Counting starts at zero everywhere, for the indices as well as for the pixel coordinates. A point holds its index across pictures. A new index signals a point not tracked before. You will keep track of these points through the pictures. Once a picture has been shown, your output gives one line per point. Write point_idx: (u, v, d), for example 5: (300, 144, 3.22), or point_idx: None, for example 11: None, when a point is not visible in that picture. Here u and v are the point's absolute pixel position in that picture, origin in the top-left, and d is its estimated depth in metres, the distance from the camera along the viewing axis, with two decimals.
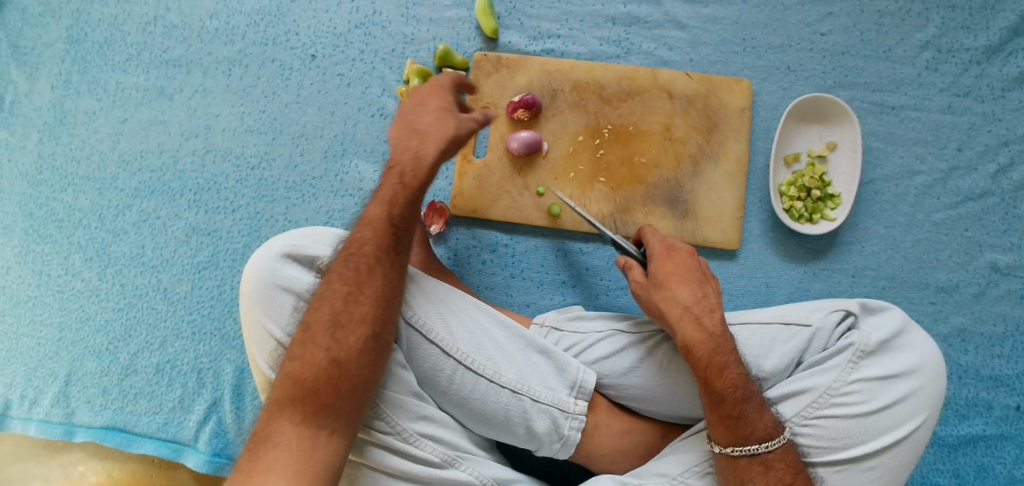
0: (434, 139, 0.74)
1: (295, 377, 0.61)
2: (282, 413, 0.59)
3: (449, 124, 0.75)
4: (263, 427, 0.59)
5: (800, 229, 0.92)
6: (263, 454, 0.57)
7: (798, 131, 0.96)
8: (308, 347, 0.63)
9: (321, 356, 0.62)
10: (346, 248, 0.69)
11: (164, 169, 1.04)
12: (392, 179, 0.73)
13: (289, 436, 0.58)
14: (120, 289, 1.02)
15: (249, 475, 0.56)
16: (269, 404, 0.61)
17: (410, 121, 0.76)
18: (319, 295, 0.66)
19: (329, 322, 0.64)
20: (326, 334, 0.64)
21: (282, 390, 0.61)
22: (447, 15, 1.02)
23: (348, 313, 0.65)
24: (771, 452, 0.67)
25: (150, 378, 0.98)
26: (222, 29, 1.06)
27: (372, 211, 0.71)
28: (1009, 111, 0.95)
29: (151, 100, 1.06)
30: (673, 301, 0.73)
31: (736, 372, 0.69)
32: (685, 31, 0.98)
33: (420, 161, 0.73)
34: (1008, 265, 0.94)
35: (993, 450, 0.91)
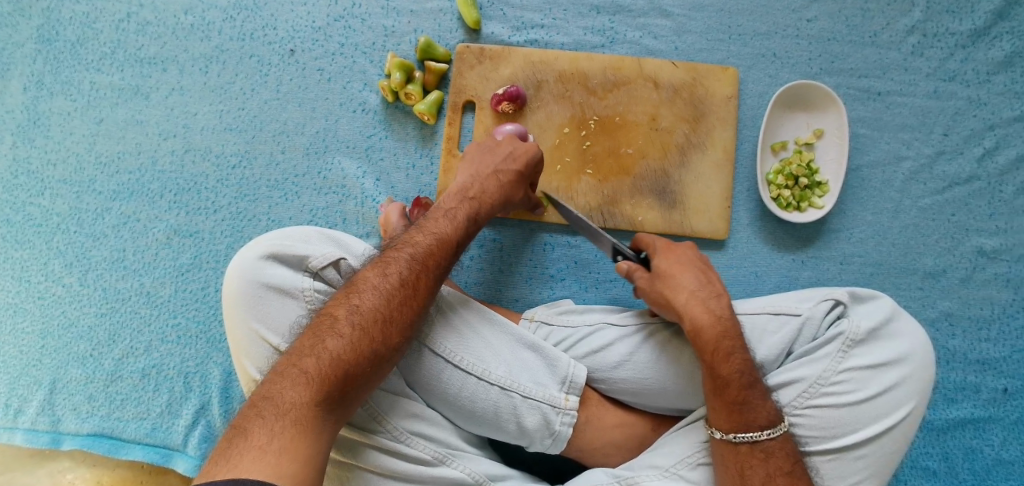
0: (498, 202, 0.79)
1: (332, 357, 0.59)
2: (310, 388, 0.56)
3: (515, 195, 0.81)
4: (283, 397, 0.56)
5: (788, 217, 0.91)
6: (282, 426, 0.53)
7: (784, 118, 0.95)
8: (353, 330, 0.61)
9: (362, 346, 0.60)
10: (410, 245, 0.69)
11: (142, 170, 1.02)
12: (467, 208, 0.76)
13: (313, 417, 0.55)
14: (102, 294, 1.00)
15: (264, 448, 0.52)
16: (295, 373, 0.57)
17: (493, 164, 0.81)
18: (375, 283, 0.65)
19: (376, 312, 0.63)
20: (371, 323, 0.62)
21: (312, 365, 0.58)
22: (427, 6, 1.00)
23: (396, 311, 0.64)
24: (772, 439, 0.67)
25: (137, 383, 0.97)
26: (198, 25, 1.04)
27: (441, 225, 0.73)
28: (994, 95, 0.95)
29: (127, 99, 1.03)
30: (679, 288, 0.73)
31: (741, 357, 0.69)
32: (670, 19, 0.97)
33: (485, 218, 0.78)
34: (994, 249, 0.94)
35: (981, 433, 0.92)
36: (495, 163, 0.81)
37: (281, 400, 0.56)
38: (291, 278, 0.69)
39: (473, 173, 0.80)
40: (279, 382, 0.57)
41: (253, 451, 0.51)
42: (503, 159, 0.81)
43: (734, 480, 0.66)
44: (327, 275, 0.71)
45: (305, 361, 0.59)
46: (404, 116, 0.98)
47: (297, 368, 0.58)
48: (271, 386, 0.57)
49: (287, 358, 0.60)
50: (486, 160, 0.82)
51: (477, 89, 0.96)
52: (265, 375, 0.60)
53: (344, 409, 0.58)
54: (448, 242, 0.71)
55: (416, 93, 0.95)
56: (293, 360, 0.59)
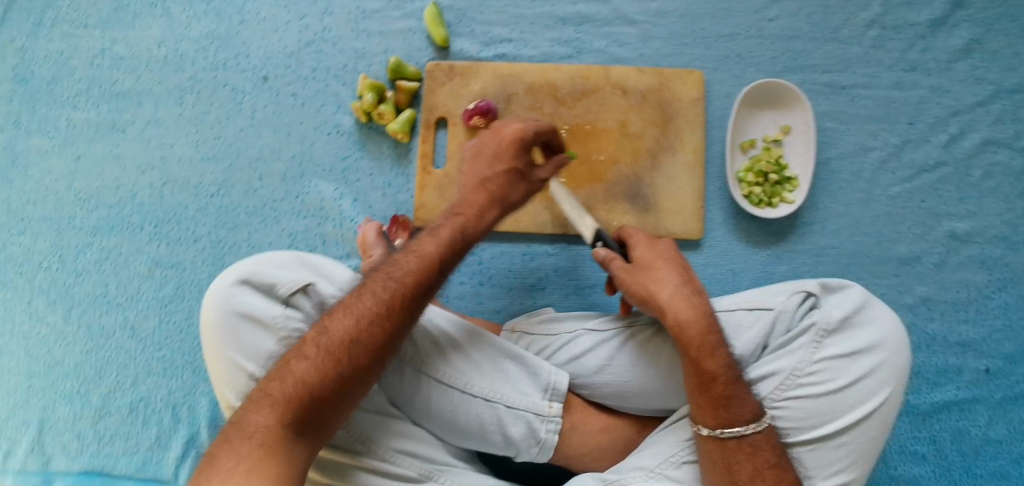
0: (495, 204, 0.75)
1: (297, 381, 0.60)
2: (274, 411, 0.58)
3: (518, 190, 0.76)
4: (251, 420, 0.58)
5: (761, 214, 0.93)
6: (246, 448, 0.55)
7: (752, 117, 0.96)
8: (320, 353, 0.61)
9: (330, 366, 0.60)
10: (390, 267, 0.68)
11: (121, 204, 1.03)
12: (452, 223, 0.73)
13: (277, 439, 0.56)
14: (87, 331, 1.00)
15: (231, 471, 0.54)
16: (262, 396, 0.59)
17: (480, 172, 0.76)
18: (348, 305, 0.65)
19: (346, 332, 0.62)
20: (339, 342, 0.62)
21: (281, 387, 0.59)
22: (397, 27, 1.01)
23: (368, 330, 0.63)
24: (758, 433, 0.68)
25: (125, 418, 0.97)
26: (171, 57, 1.05)
27: (429, 245, 0.71)
28: (956, 83, 0.97)
29: (104, 134, 1.05)
30: (663, 284, 0.72)
31: (725, 352, 0.69)
32: (635, 26, 0.99)
33: (480, 223, 0.75)
34: (966, 233, 0.95)
35: (966, 414, 0.93)
36: (483, 169, 0.77)
37: (250, 423, 0.58)
38: (263, 305, 0.70)
39: (462, 188, 0.78)
40: (249, 406, 0.59)
41: (220, 473, 0.54)
42: (489, 162, 0.76)
43: (720, 475, 0.68)
44: (297, 300, 0.72)
45: (273, 385, 0.60)
46: (378, 135, 1.00)
47: (266, 392, 0.60)
48: (243, 411, 0.59)
49: (262, 382, 0.62)
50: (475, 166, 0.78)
51: (448, 106, 0.97)
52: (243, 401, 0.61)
53: (314, 429, 0.59)
54: (429, 259, 0.69)
55: (389, 113, 0.96)
56: (264, 385, 0.61)
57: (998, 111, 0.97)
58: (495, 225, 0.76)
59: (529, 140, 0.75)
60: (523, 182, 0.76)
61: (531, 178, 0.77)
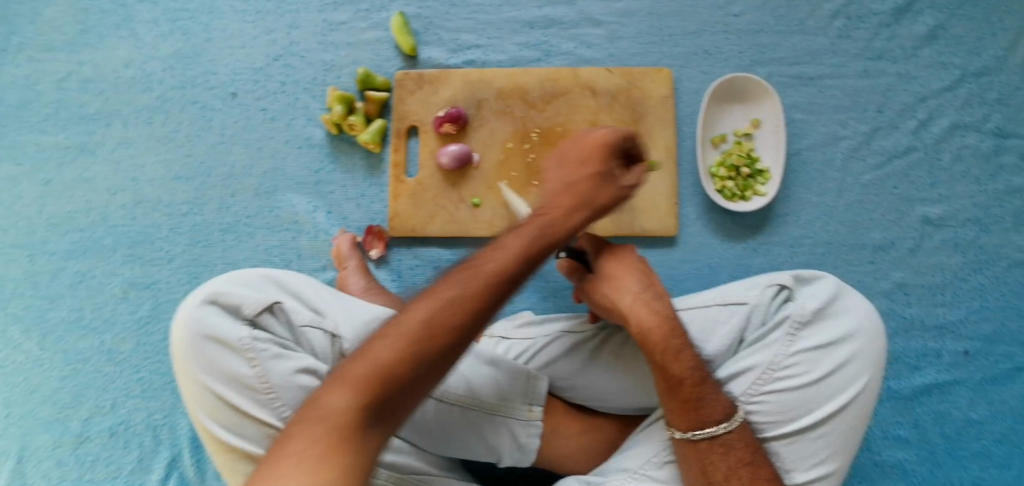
0: (587, 208, 0.65)
1: (375, 363, 0.50)
2: (348, 396, 0.49)
3: (608, 193, 0.66)
4: (323, 404, 0.49)
5: (734, 208, 0.93)
6: (315, 436, 0.47)
7: (721, 112, 0.97)
8: (398, 333, 0.52)
9: (414, 349, 0.51)
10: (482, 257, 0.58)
11: (94, 227, 1.02)
12: (541, 218, 0.62)
13: (353, 429, 0.47)
14: (63, 356, 0.99)
15: (299, 462, 0.45)
16: (338, 378, 0.50)
17: (563, 177, 0.66)
18: (435, 285, 0.55)
19: (433, 316, 0.52)
20: (426, 326, 0.52)
21: (358, 368, 0.50)
22: (365, 37, 1.01)
23: (456, 315, 0.53)
24: (729, 433, 0.69)
25: (105, 443, 0.95)
26: (139, 77, 1.04)
27: (515, 242, 0.59)
28: (921, 69, 0.98)
29: (73, 157, 1.03)
30: (623, 291, 0.74)
31: (691, 354, 0.71)
32: (602, 27, 1.00)
33: (571, 228, 0.64)
34: (938, 217, 0.96)
35: (948, 396, 0.93)
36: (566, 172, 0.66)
37: (321, 407, 0.49)
38: (228, 327, 0.70)
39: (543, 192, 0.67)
40: (325, 388, 0.50)
41: (286, 462, 0.45)
42: (573, 166, 0.67)
43: (697, 476, 0.69)
44: (263, 319, 0.72)
45: (351, 366, 0.51)
46: (350, 147, 0.99)
47: (344, 373, 0.51)
48: (318, 392, 0.50)
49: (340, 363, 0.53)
50: (558, 167, 0.68)
51: (419, 113, 0.97)
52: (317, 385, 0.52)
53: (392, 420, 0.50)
54: (525, 243, 0.58)
55: (359, 124, 0.96)
56: (343, 366, 0.52)
57: (964, 95, 0.98)
58: (585, 230, 0.65)
59: (618, 139, 0.67)
60: (612, 184, 0.67)
61: (618, 182, 0.67)
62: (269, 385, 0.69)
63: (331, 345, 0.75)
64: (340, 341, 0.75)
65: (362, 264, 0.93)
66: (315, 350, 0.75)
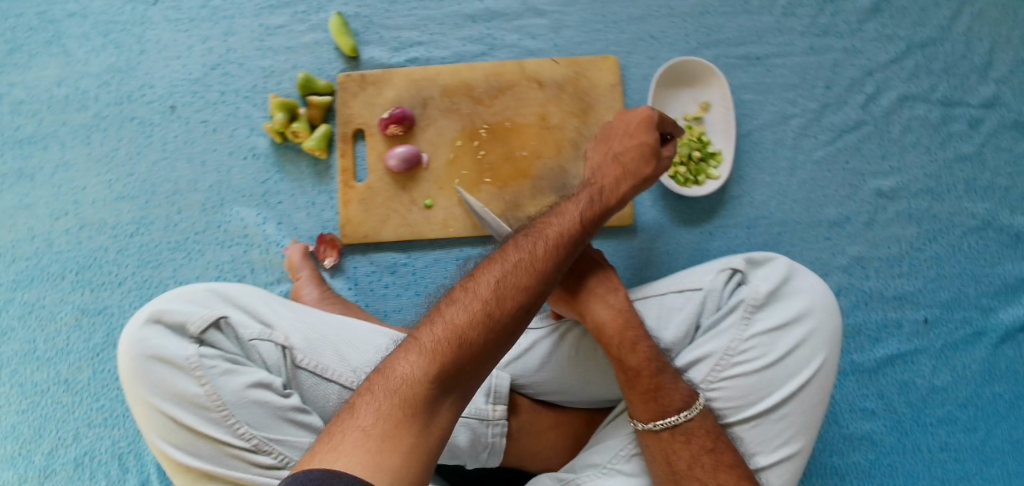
0: (632, 177, 0.72)
1: (449, 327, 0.51)
2: (422, 361, 0.49)
3: (651, 164, 0.73)
4: (394, 371, 0.49)
5: (689, 192, 0.92)
6: (390, 404, 0.47)
7: (671, 96, 0.96)
8: (470, 297, 0.54)
9: (487, 313, 0.52)
10: (549, 224, 0.63)
11: (38, 254, 0.98)
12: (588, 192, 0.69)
13: (423, 400, 0.48)
14: (18, 389, 0.96)
15: (367, 432, 0.46)
16: (409, 345, 0.51)
17: (613, 150, 0.75)
18: (500, 254, 0.58)
19: (503, 281, 0.55)
20: (496, 290, 0.54)
21: (430, 334, 0.51)
22: (304, 41, 0.99)
23: (525, 278, 0.56)
24: (689, 421, 0.69)
25: (70, 475, 0.92)
26: (73, 96, 1.01)
27: (581, 207, 0.66)
28: (866, 42, 0.98)
29: (11, 184, 0.99)
30: (579, 288, 0.75)
31: (647, 345, 0.71)
32: (545, 17, 0.98)
33: (616, 197, 0.71)
34: (891, 189, 0.96)
35: (911, 366, 0.94)
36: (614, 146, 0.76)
37: (392, 373, 0.49)
38: (175, 346, 0.67)
39: (594, 165, 0.75)
40: (394, 356, 0.51)
41: (355, 432, 0.46)
42: (621, 140, 0.76)
43: (661, 467, 0.69)
44: (210, 335, 0.69)
45: (423, 330, 0.52)
46: (296, 155, 0.97)
47: (416, 338, 0.52)
48: (389, 357, 0.51)
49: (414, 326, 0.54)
50: (603, 147, 0.77)
51: (364, 116, 0.95)
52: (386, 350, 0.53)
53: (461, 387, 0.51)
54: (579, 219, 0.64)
55: (303, 130, 0.93)
56: (415, 331, 0.53)
57: (910, 67, 0.98)
58: (629, 199, 0.72)
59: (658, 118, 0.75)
60: (654, 159, 0.74)
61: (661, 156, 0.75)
62: (221, 401, 0.66)
63: (283, 358, 0.72)
64: (292, 353, 0.72)
65: (316, 274, 0.91)
66: (267, 364, 0.72)
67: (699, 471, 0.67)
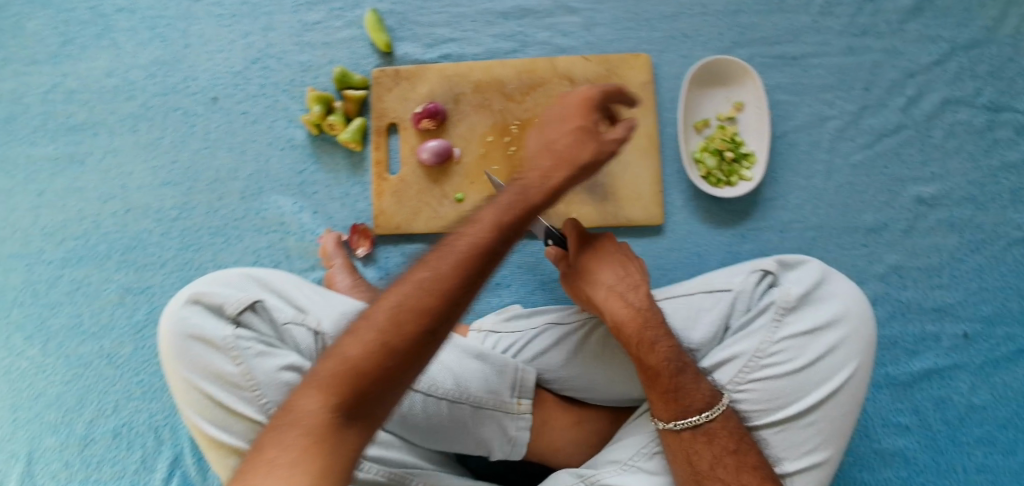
0: (568, 162, 0.67)
1: (344, 359, 0.51)
2: (319, 395, 0.49)
3: (587, 147, 0.69)
4: (296, 405, 0.50)
5: (721, 194, 0.91)
6: (293, 437, 0.48)
7: (703, 96, 0.95)
8: (366, 325, 0.52)
9: (383, 341, 0.51)
10: (462, 228, 0.58)
11: (87, 235, 1.03)
12: (517, 188, 0.64)
13: (326, 429, 0.48)
14: (65, 362, 1.01)
15: (274, 464, 0.47)
16: (310, 378, 0.51)
17: (547, 139, 0.71)
18: (403, 274, 0.55)
19: (400, 303, 0.52)
20: (391, 317, 0.52)
21: (328, 367, 0.51)
22: (339, 36, 1.01)
23: (425, 300, 0.52)
24: (711, 421, 0.69)
25: (110, 444, 0.98)
26: (122, 86, 1.05)
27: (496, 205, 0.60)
28: (909, 44, 0.95)
29: (64, 168, 1.05)
30: (598, 284, 0.79)
31: (667, 345, 0.72)
32: (577, 15, 0.98)
33: (549, 186, 0.66)
34: (932, 196, 0.94)
35: (948, 381, 0.91)
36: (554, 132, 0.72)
37: (295, 408, 0.50)
38: (213, 326, 0.70)
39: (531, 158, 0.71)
40: (298, 390, 0.51)
41: (263, 466, 0.47)
42: (556, 127, 0.71)
43: (682, 466, 0.69)
44: (247, 318, 0.72)
45: (324, 363, 0.52)
46: (332, 147, 0.99)
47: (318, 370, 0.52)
48: (295, 391, 0.52)
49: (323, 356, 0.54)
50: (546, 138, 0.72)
51: (397, 111, 0.97)
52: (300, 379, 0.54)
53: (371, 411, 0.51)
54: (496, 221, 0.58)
55: (339, 123, 0.96)
56: (319, 362, 0.53)
57: (955, 69, 0.95)
58: (565, 189, 0.67)
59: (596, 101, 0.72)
60: (591, 140, 0.69)
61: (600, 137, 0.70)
62: (255, 381, 0.69)
63: (316, 342, 0.75)
64: (324, 338, 0.74)
65: (348, 262, 0.92)
66: (299, 347, 0.74)
67: (722, 472, 0.67)
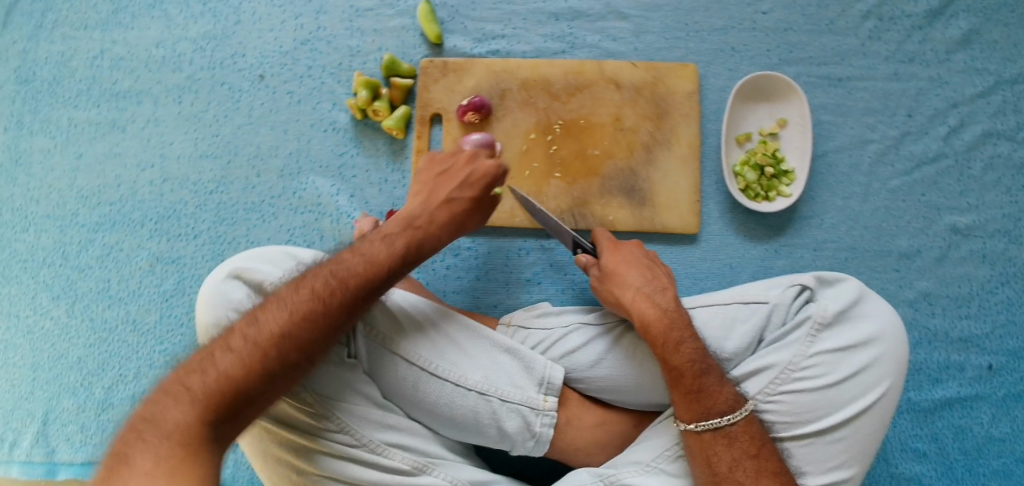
0: (449, 220, 0.76)
1: (220, 375, 0.55)
2: (194, 408, 0.53)
3: (469, 211, 0.78)
4: (167, 417, 0.52)
5: (758, 208, 0.92)
6: (167, 448, 0.50)
7: (747, 111, 0.96)
8: (246, 346, 0.57)
9: (257, 364, 0.56)
10: (341, 264, 0.65)
11: (123, 201, 1.04)
12: (404, 232, 0.72)
13: (196, 440, 0.51)
14: (90, 325, 1.01)
15: (148, 473, 0.49)
16: (180, 390, 0.54)
17: (442, 190, 0.78)
18: (283, 298, 0.61)
19: (279, 330, 0.58)
20: (269, 341, 0.58)
21: (201, 383, 0.55)
22: (390, 24, 1.02)
23: (305, 329, 0.60)
24: (733, 425, 0.69)
25: (127, 410, 0.98)
26: (169, 57, 1.06)
27: (375, 247, 0.69)
28: (954, 74, 0.96)
29: (105, 133, 1.05)
30: (624, 286, 0.78)
31: (692, 346, 0.72)
32: (628, 21, 0.99)
33: (435, 240, 0.75)
34: (967, 226, 0.94)
35: (969, 411, 0.91)
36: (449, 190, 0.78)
37: (162, 419, 0.52)
38: (253, 304, 0.70)
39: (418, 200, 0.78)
40: (163, 402, 0.54)
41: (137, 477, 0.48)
42: (453, 182, 0.79)
43: (702, 467, 0.69)
44: None
45: (193, 379, 0.55)
46: (374, 132, 1.00)
47: (185, 386, 0.55)
48: (156, 405, 0.54)
49: (179, 371, 0.57)
50: (435, 184, 0.79)
51: (442, 101, 0.98)
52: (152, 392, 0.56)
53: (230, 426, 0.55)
54: (379, 265, 0.67)
55: (384, 109, 0.97)
56: (181, 377, 0.56)
57: (999, 103, 0.95)
58: (444, 243, 0.77)
59: (500, 172, 0.79)
60: (478, 208, 0.79)
61: (486, 207, 0.80)
62: None
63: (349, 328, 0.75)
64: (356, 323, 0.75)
65: None
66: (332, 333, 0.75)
67: (739, 474, 0.67)
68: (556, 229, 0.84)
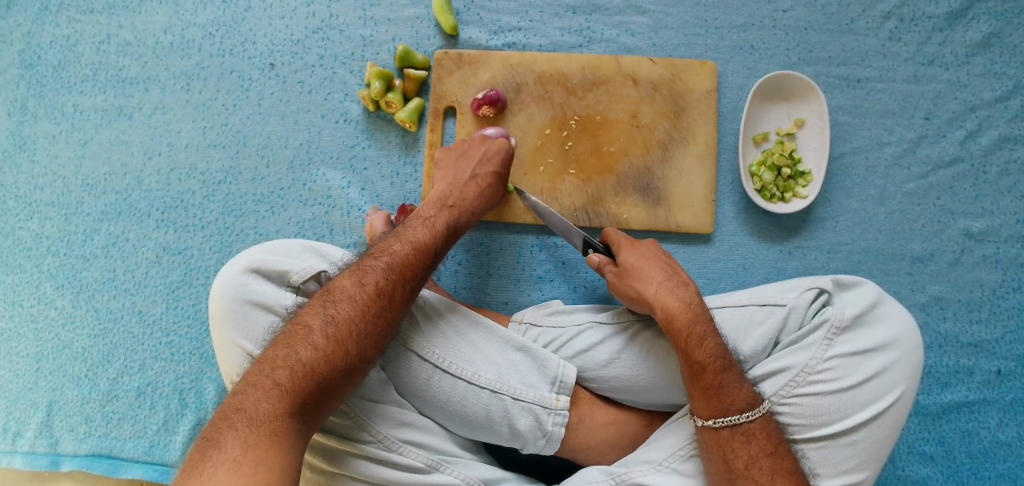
0: (478, 199, 0.82)
1: (304, 369, 0.59)
2: (284, 400, 0.57)
3: (493, 191, 0.84)
4: (256, 409, 0.56)
5: (773, 209, 0.91)
6: (257, 437, 0.54)
7: (764, 110, 0.95)
8: (327, 341, 0.62)
9: (334, 357, 0.61)
10: (393, 251, 0.70)
11: (129, 190, 1.02)
12: (443, 215, 0.78)
13: (287, 430, 0.55)
14: (95, 315, 1.00)
15: (239, 461, 0.52)
16: (268, 384, 0.58)
17: (468, 169, 0.84)
18: (350, 291, 0.66)
19: (354, 325, 0.63)
20: (344, 336, 0.62)
21: (287, 376, 0.58)
22: (405, 14, 1.00)
23: (374, 321, 0.65)
24: (752, 422, 0.69)
25: (132, 402, 0.97)
26: (177, 43, 1.04)
27: (419, 233, 0.74)
28: (974, 77, 0.95)
29: (111, 120, 1.04)
30: (646, 281, 0.77)
31: (714, 341, 0.71)
32: (647, 16, 0.98)
33: (468, 219, 0.81)
34: (981, 231, 0.94)
35: (977, 415, 0.91)
36: (471, 167, 0.85)
37: (252, 411, 0.56)
38: (274, 294, 0.71)
39: (451, 182, 0.83)
40: (250, 394, 0.57)
41: (227, 463, 0.52)
42: (477, 162, 0.85)
43: (718, 465, 0.68)
44: (310, 288, 0.73)
45: (278, 373, 0.59)
46: (386, 124, 0.99)
47: (271, 380, 0.59)
48: (244, 397, 0.57)
49: (259, 365, 0.60)
50: (460, 166, 0.86)
51: (457, 94, 0.96)
52: (237, 383, 0.60)
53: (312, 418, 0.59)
54: (425, 250, 0.72)
55: (397, 101, 0.95)
56: (265, 371, 0.59)
57: (1017, 107, 0.95)
58: (474, 217, 0.82)
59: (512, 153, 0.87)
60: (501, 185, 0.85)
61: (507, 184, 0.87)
62: None
63: None
64: None
65: None
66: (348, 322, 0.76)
67: (756, 473, 0.66)
68: (566, 230, 0.84)
